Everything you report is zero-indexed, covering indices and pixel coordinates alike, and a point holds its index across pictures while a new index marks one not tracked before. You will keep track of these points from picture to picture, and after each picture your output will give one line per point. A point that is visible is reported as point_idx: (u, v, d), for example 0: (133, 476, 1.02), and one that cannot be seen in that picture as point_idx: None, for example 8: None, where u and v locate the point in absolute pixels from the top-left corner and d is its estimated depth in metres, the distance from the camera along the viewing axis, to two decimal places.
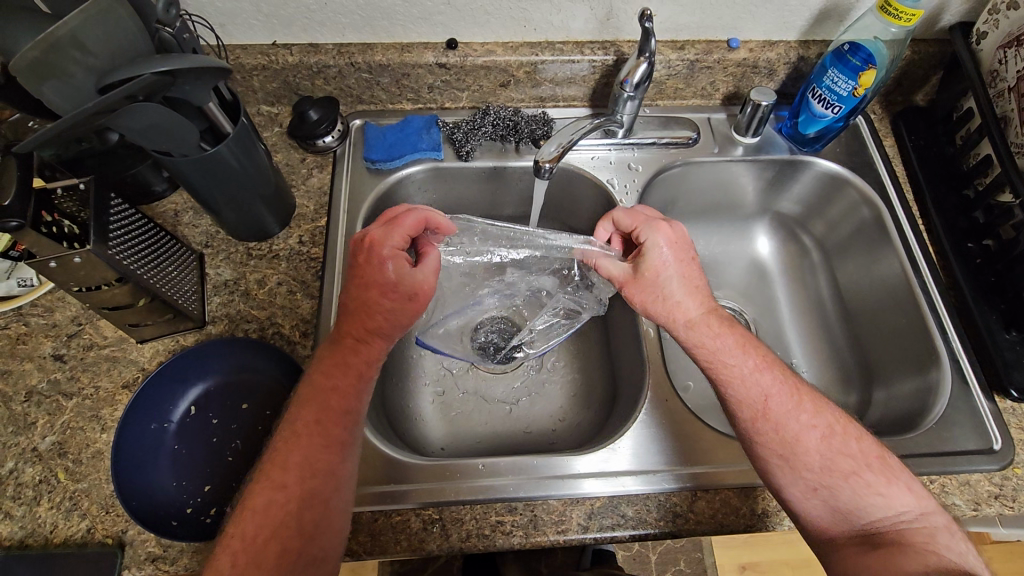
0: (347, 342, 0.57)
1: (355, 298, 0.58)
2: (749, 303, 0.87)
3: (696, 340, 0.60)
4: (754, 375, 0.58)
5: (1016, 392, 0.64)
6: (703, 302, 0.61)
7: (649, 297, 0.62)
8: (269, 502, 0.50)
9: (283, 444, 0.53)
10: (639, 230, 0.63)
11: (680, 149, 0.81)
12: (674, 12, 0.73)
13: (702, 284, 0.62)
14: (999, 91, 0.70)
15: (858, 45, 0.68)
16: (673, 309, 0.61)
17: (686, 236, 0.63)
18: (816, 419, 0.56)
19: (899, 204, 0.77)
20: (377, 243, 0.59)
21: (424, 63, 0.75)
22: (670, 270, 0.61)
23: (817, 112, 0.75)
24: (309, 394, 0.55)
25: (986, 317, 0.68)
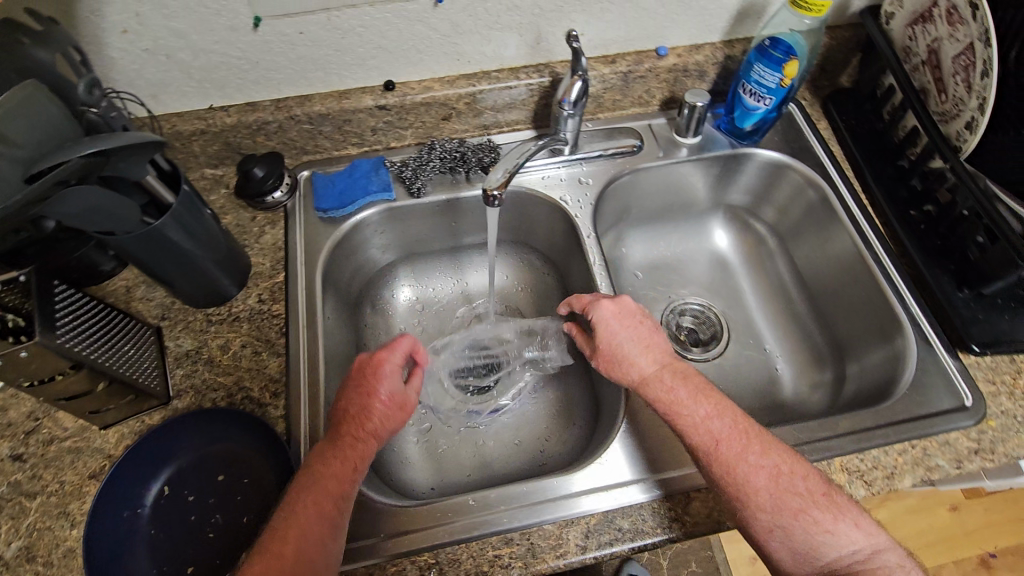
0: (344, 439, 0.56)
1: (354, 403, 0.59)
2: (717, 298, 0.89)
3: (651, 396, 0.61)
4: (704, 424, 0.58)
5: (978, 346, 0.65)
6: (655, 359, 0.64)
7: (609, 364, 0.65)
8: (266, 570, 0.47)
9: (283, 517, 0.51)
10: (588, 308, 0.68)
11: (626, 157, 0.83)
12: (601, 30, 0.75)
13: (651, 343, 0.65)
14: (915, 65, 0.72)
15: (778, 39, 0.71)
16: (630, 369, 0.64)
17: (631, 303, 0.67)
18: (763, 460, 0.55)
19: (841, 182, 0.79)
20: (383, 361, 0.62)
21: (364, 107, 0.75)
22: (622, 336, 0.65)
23: (750, 106, 0.77)
24: (311, 481, 0.53)
25: (938, 280, 0.70)
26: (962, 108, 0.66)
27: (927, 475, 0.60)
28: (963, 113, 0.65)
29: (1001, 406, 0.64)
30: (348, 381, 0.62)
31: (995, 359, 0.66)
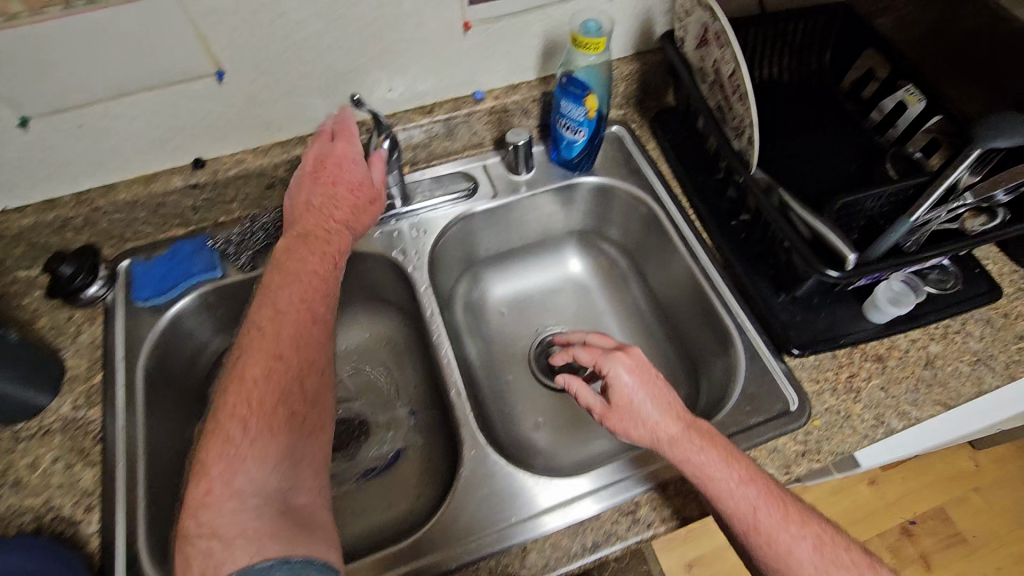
0: (317, 235, 0.66)
1: (318, 195, 0.68)
2: (586, 323, 0.90)
3: (679, 457, 0.58)
4: (741, 490, 0.56)
5: (797, 348, 0.68)
6: (679, 418, 0.61)
7: (629, 422, 0.62)
8: (270, 369, 0.57)
9: (271, 320, 0.59)
10: (603, 364, 0.65)
11: (463, 201, 0.83)
12: (409, 83, 0.75)
13: (673, 402, 0.62)
14: (707, 84, 0.75)
15: (573, 77, 0.73)
16: (652, 429, 0.60)
17: (643, 358, 0.66)
18: (803, 529, 0.55)
19: (668, 200, 0.82)
20: (339, 155, 0.69)
21: (175, 188, 0.73)
22: (642, 395, 0.62)
23: (568, 138, 0.79)
24: (296, 282, 0.62)
25: (759, 286, 0.72)
26: (744, 124, 0.68)
27: None
28: (745, 129, 0.68)
29: (825, 404, 0.66)
30: (306, 175, 0.69)
31: (817, 358, 0.69)
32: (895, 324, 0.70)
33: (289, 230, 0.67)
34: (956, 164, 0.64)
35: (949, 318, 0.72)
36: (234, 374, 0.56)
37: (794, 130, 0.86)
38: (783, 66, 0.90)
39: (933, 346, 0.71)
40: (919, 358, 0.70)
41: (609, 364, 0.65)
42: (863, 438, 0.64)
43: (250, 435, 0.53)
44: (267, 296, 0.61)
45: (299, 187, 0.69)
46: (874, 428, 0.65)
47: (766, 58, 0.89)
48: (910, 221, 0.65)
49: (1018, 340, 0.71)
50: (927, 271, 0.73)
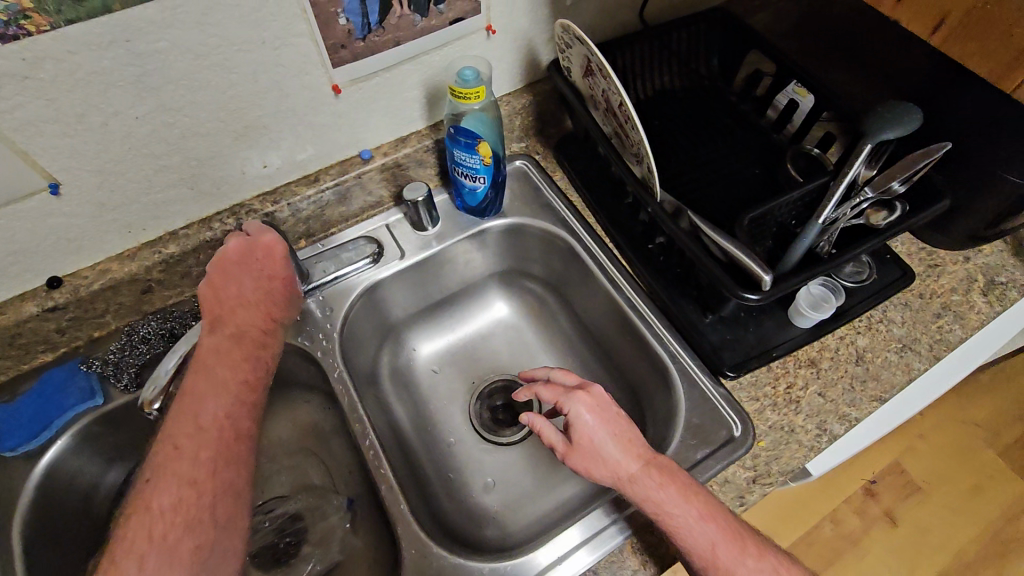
0: (241, 345, 0.63)
1: (239, 300, 0.64)
2: (526, 368, 0.86)
3: (639, 494, 0.56)
4: (699, 526, 0.54)
5: (731, 370, 0.66)
6: (642, 455, 0.58)
7: (592, 462, 0.59)
8: (182, 497, 0.55)
9: (188, 437, 0.57)
10: (565, 402, 0.62)
11: (370, 267, 0.77)
12: (286, 155, 0.69)
13: (635, 439, 0.60)
14: (600, 112, 0.73)
15: (459, 126, 0.69)
16: (612, 467, 0.58)
17: (607, 396, 0.63)
18: (761, 563, 0.54)
19: (583, 231, 0.79)
20: (267, 263, 0.66)
21: (31, 315, 0.63)
22: (603, 432, 0.60)
23: (468, 187, 0.75)
24: (207, 389, 0.59)
25: (685, 309, 0.71)
26: (641, 152, 0.66)
27: None
28: (643, 156, 0.66)
29: (767, 422, 0.65)
30: (233, 267, 0.64)
31: (753, 375, 0.68)
32: (822, 325, 0.70)
33: (212, 328, 0.63)
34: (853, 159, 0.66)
35: (871, 308, 0.72)
36: (143, 487, 0.55)
37: (696, 138, 0.85)
38: (674, 75, 0.90)
39: (860, 339, 0.71)
40: (850, 354, 0.70)
41: (572, 402, 0.62)
42: (810, 451, 0.63)
43: (168, 528, 0.53)
44: (184, 402, 0.59)
45: (217, 278, 0.64)
46: (817, 437, 0.64)
47: (656, 70, 0.88)
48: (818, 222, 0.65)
49: (936, 319, 0.72)
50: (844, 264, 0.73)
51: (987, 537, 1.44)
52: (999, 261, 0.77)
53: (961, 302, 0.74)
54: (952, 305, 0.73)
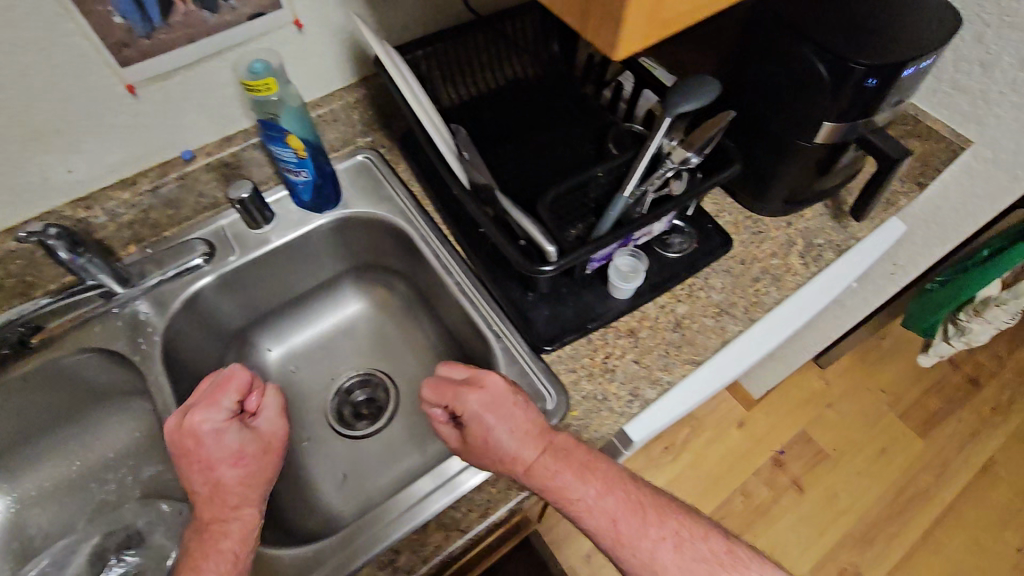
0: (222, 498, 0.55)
1: (203, 483, 0.55)
2: (383, 360, 0.88)
3: (539, 483, 0.56)
4: (599, 502, 0.57)
5: (548, 345, 0.68)
6: (538, 445, 0.57)
7: (488, 458, 0.57)
8: None
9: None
10: (459, 401, 0.57)
11: (203, 268, 0.77)
12: (92, 160, 0.68)
13: (533, 430, 0.57)
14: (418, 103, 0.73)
15: (269, 123, 0.68)
16: (509, 462, 0.56)
17: (503, 387, 0.58)
18: (663, 529, 0.57)
19: (419, 219, 0.80)
20: (219, 438, 0.56)
21: None
22: (499, 429, 0.56)
23: (292, 180, 0.75)
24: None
25: (508, 289, 0.72)
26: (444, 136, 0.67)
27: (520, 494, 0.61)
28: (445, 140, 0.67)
29: (580, 393, 0.67)
30: (189, 454, 0.55)
31: (571, 348, 0.70)
32: (639, 296, 0.72)
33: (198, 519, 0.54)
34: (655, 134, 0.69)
35: (691, 276, 0.75)
36: None
37: (536, 122, 0.87)
38: (518, 63, 0.91)
39: (680, 307, 0.73)
40: (668, 322, 0.72)
41: (461, 399, 0.58)
42: (618, 418, 0.65)
43: None
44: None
45: (181, 462, 0.55)
46: (627, 404, 0.66)
47: (498, 58, 0.90)
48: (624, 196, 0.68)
49: (754, 283, 0.75)
50: (671, 238, 0.75)
51: (893, 497, 1.48)
52: (818, 224, 0.80)
53: (779, 266, 0.76)
54: (770, 268, 0.76)
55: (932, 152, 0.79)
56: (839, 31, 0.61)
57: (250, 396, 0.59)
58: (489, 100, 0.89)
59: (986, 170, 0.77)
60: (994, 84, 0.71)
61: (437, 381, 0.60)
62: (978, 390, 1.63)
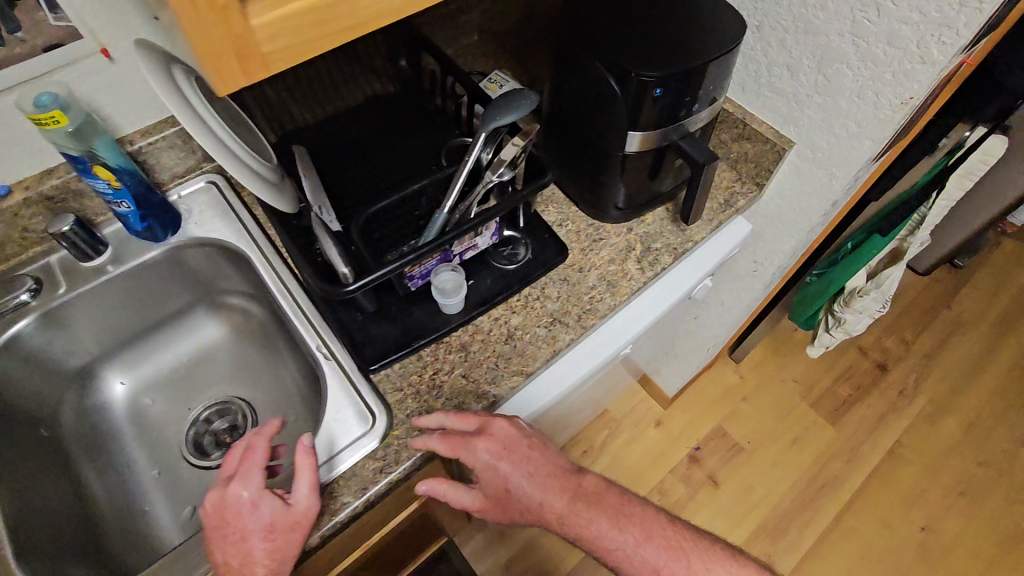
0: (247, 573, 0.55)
1: (236, 553, 0.55)
2: (242, 386, 0.87)
3: (569, 528, 0.66)
4: (638, 550, 0.66)
5: (372, 365, 0.68)
6: (561, 490, 0.67)
7: (517, 509, 0.67)
8: None
9: None
10: (469, 453, 0.63)
11: (27, 306, 0.74)
12: None
13: (549, 472, 0.68)
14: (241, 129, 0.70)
15: (73, 158, 0.67)
16: (539, 511, 0.67)
17: (511, 433, 0.65)
18: (697, 564, 0.66)
19: (259, 242, 0.80)
20: (242, 507, 0.56)
21: None
22: (515, 476, 0.66)
23: (116, 211, 0.74)
24: None
25: (337, 311, 0.70)
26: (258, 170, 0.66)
27: (334, 521, 0.61)
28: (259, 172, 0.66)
29: (405, 412, 0.66)
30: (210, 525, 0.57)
31: (401, 367, 0.69)
32: (470, 310, 0.72)
33: None
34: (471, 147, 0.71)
35: (526, 287, 0.75)
36: None
37: (388, 135, 0.85)
38: (376, 82, 0.91)
39: (514, 318, 0.73)
40: (501, 334, 0.72)
41: (471, 455, 0.63)
42: (441, 435, 0.65)
43: None
44: None
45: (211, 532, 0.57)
46: None
47: (355, 79, 0.90)
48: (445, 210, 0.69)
49: (590, 290, 0.76)
50: (517, 249, 0.76)
51: (804, 485, 1.52)
52: (658, 228, 0.82)
53: (616, 272, 0.78)
54: (607, 275, 0.77)
55: (762, 153, 0.82)
56: (628, 45, 0.63)
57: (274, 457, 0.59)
58: (342, 118, 0.88)
59: (809, 167, 0.80)
60: (803, 86, 0.74)
61: (440, 437, 0.62)
62: (888, 376, 1.68)
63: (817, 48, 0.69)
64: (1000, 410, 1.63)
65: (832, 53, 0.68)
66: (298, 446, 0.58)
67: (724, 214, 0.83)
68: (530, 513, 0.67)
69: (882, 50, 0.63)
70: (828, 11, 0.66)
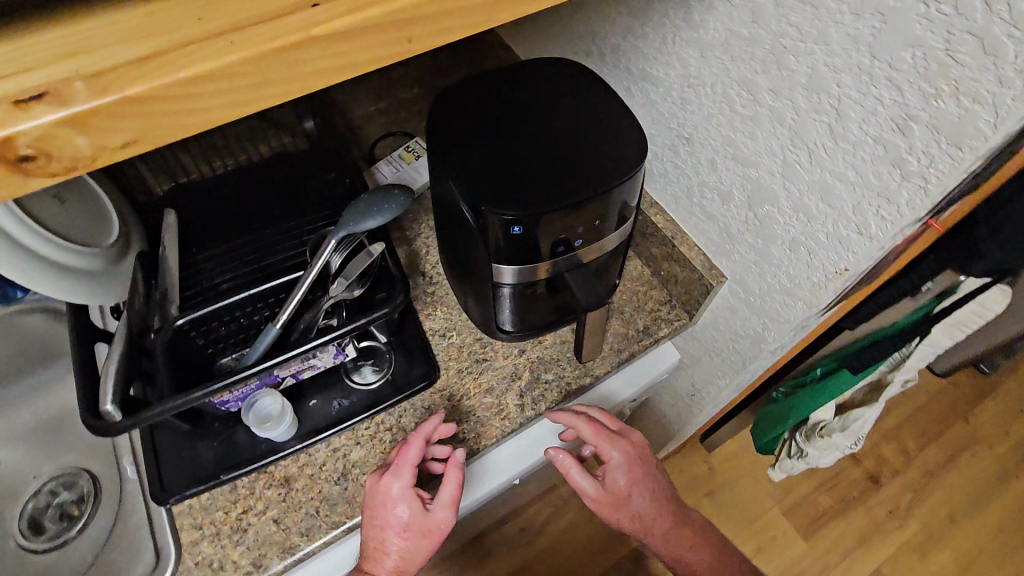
0: (424, 540, 0.59)
1: (374, 540, 0.58)
2: (93, 461, 0.80)
3: (659, 535, 0.73)
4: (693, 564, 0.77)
5: (172, 495, 0.58)
6: (662, 507, 0.72)
7: (621, 515, 0.69)
8: None
9: None
10: (607, 452, 0.66)
11: None
12: None
13: (659, 492, 0.71)
14: (84, 216, 0.62)
15: None
16: (641, 518, 0.70)
17: (640, 442, 0.70)
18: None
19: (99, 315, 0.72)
20: (395, 504, 0.57)
21: None
22: (638, 484, 0.68)
23: None
24: None
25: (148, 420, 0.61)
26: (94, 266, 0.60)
27: None
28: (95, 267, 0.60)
29: (198, 558, 0.57)
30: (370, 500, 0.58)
31: (211, 496, 0.60)
32: (302, 438, 0.62)
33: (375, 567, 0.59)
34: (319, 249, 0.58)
35: (379, 414, 0.65)
36: None
37: (276, 212, 0.75)
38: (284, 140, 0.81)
39: (355, 452, 0.63)
40: (334, 470, 0.62)
41: (608, 452, 0.66)
42: None
43: None
44: None
45: (371, 508, 0.58)
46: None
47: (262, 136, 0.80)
48: (277, 324, 0.58)
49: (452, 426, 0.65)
50: (389, 361, 0.66)
51: None
52: (554, 353, 0.69)
53: (490, 407, 0.66)
54: (479, 409, 0.66)
55: (690, 281, 0.68)
56: (490, 167, 0.52)
57: (439, 445, 0.61)
58: (238, 179, 0.78)
59: (741, 309, 0.65)
60: (734, 219, 0.59)
61: (589, 422, 0.65)
62: (879, 491, 1.48)
63: (747, 180, 0.55)
64: (1003, 548, 1.42)
65: (763, 190, 0.54)
66: (451, 460, 0.59)
67: (639, 345, 0.70)
68: (630, 519, 0.70)
69: (815, 203, 0.49)
70: (757, 141, 0.52)
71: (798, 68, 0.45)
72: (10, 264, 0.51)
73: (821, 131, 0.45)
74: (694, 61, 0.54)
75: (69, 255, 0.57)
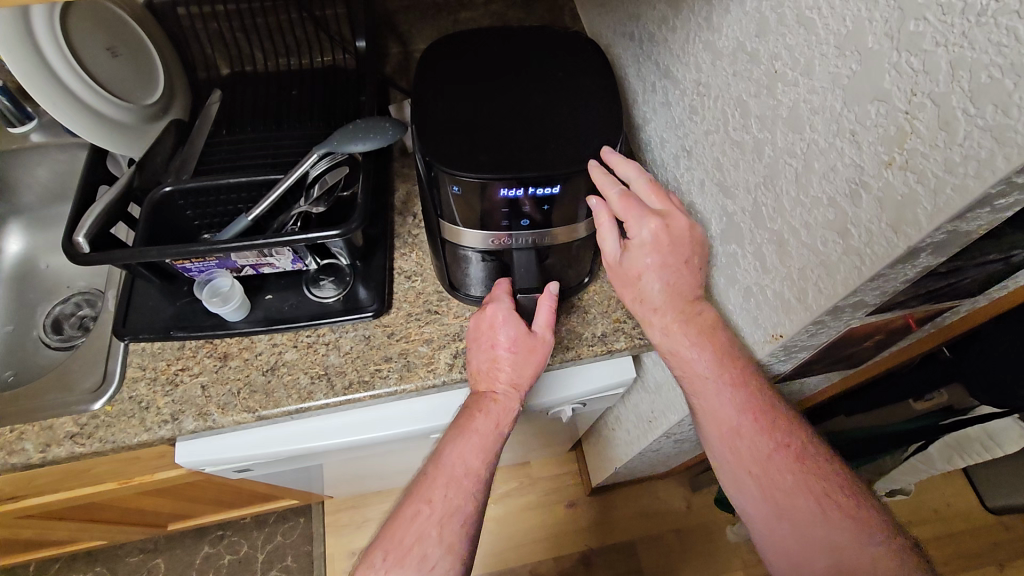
0: (525, 356, 0.57)
1: (486, 359, 0.58)
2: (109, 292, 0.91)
3: (671, 349, 0.51)
4: (720, 410, 0.51)
5: (127, 334, 0.66)
6: (684, 318, 0.50)
7: (623, 288, 0.52)
8: (447, 494, 0.53)
9: (442, 479, 0.53)
10: (634, 219, 0.50)
11: None
12: None
13: (683, 294, 0.51)
14: (132, 76, 0.71)
15: None
16: (643, 305, 0.51)
17: (681, 232, 0.50)
18: (794, 456, 0.50)
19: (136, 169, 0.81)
20: (499, 320, 0.58)
21: None
22: (655, 270, 0.50)
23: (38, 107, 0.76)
24: (469, 440, 0.55)
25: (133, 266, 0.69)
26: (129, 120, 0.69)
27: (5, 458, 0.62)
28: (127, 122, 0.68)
29: (132, 392, 0.65)
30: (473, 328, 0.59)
31: (160, 346, 0.67)
32: (247, 325, 0.67)
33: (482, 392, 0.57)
34: (302, 159, 0.61)
35: (323, 327, 0.68)
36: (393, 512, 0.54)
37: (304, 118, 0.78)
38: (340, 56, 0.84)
39: (289, 352, 0.67)
40: (265, 362, 0.67)
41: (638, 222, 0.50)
42: (143, 431, 0.63)
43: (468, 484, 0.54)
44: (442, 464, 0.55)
45: (478, 329, 0.59)
46: (161, 422, 0.63)
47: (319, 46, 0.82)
48: (249, 218, 0.61)
49: (380, 362, 0.67)
50: (351, 284, 0.70)
51: None
52: None
53: (422, 356, 0.67)
54: (411, 356, 0.67)
55: None
56: (457, 125, 0.51)
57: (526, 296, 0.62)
58: (285, 81, 0.81)
59: None
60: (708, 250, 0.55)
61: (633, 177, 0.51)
62: None
63: (723, 214, 0.50)
64: None
65: (733, 228, 0.49)
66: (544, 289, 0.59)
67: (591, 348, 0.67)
68: (637, 301, 0.52)
69: (770, 257, 0.44)
70: (737, 172, 0.47)
71: (782, 99, 0.39)
72: (60, 110, 0.61)
73: (787, 176, 0.40)
74: (705, 68, 0.49)
75: (108, 105, 0.66)
